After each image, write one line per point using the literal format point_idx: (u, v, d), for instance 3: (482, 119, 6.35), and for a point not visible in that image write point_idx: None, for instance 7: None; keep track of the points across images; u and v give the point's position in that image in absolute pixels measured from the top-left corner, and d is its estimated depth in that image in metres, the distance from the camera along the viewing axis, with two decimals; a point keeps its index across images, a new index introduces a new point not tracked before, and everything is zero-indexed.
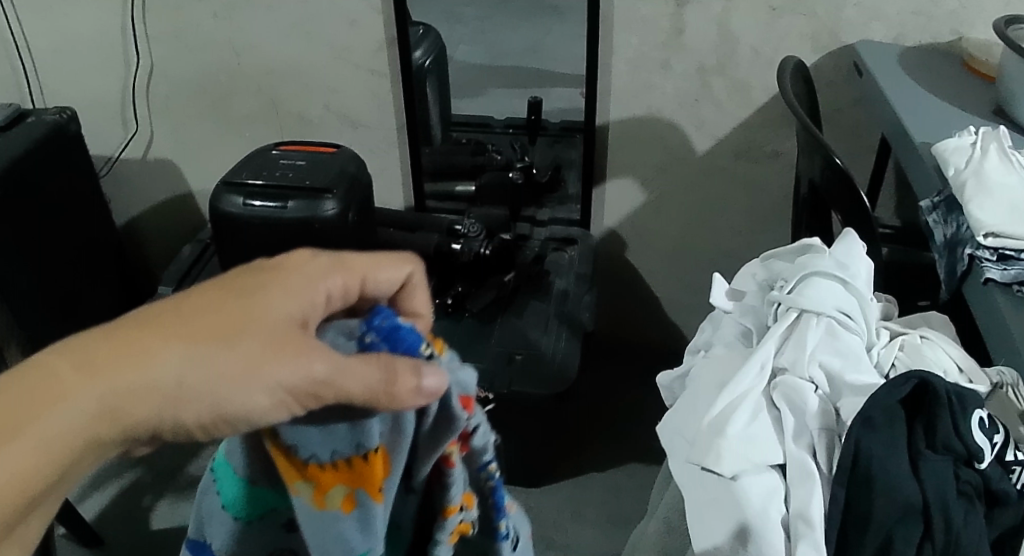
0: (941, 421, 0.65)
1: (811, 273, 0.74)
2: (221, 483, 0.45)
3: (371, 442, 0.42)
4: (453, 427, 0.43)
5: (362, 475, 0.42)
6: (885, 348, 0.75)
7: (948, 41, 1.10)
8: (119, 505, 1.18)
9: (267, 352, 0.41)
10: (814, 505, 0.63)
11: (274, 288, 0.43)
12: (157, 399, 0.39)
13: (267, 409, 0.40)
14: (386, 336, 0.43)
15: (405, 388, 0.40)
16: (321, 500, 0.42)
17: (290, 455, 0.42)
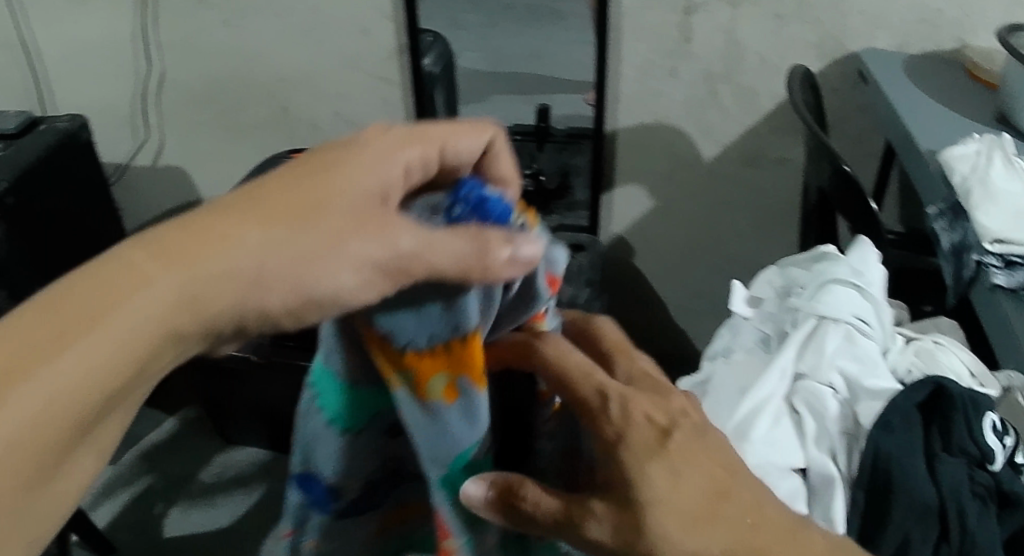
0: (956, 424, 0.67)
1: (829, 280, 0.76)
2: (322, 399, 0.54)
3: (467, 326, 0.48)
4: (536, 301, 0.51)
5: (460, 359, 0.49)
6: (900, 353, 0.77)
7: (951, 49, 1.12)
8: (130, 515, 1.20)
9: (347, 228, 0.46)
10: (835, 507, 0.65)
11: (352, 164, 0.48)
12: (240, 281, 0.44)
13: (358, 285, 0.46)
14: (472, 208, 0.48)
15: (496, 259, 0.45)
16: (426, 387, 0.49)
17: (394, 345, 0.49)
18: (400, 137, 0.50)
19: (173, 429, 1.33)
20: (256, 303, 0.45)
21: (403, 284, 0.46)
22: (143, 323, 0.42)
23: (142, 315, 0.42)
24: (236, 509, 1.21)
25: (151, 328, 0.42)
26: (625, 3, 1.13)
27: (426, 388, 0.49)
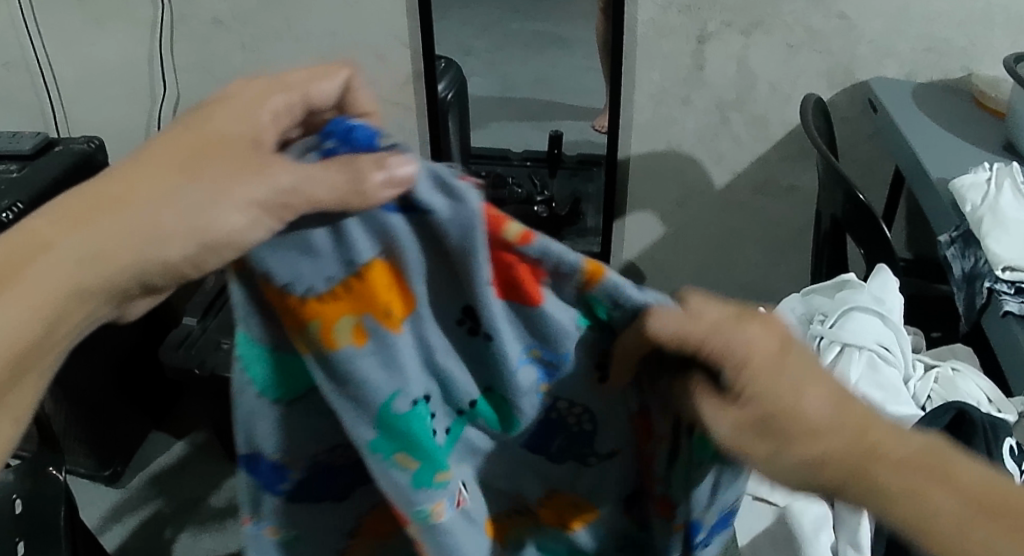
0: (975, 448, 0.67)
1: (851, 308, 0.77)
2: (248, 366, 0.39)
3: (359, 261, 0.36)
4: (472, 223, 0.35)
5: (366, 297, 0.37)
6: (920, 381, 0.78)
7: (958, 77, 1.14)
8: (140, 538, 1.20)
9: (221, 179, 0.37)
10: (861, 532, 0.64)
11: (216, 113, 0.39)
12: (113, 260, 0.37)
13: (247, 227, 0.36)
14: (344, 139, 0.36)
15: (373, 183, 0.34)
16: (331, 338, 0.37)
17: (272, 296, 0.37)
18: (250, 82, 0.41)
19: (182, 452, 1.33)
20: (152, 260, 0.37)
21: (286, 221, 0.35)
22: (38, 285, 0.37)
23: (29, 285, 0.37)
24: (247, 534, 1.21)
25: (31, 287, 0.37)
26: (638, 31, 1.15)
27: (325, 347, 0.37)
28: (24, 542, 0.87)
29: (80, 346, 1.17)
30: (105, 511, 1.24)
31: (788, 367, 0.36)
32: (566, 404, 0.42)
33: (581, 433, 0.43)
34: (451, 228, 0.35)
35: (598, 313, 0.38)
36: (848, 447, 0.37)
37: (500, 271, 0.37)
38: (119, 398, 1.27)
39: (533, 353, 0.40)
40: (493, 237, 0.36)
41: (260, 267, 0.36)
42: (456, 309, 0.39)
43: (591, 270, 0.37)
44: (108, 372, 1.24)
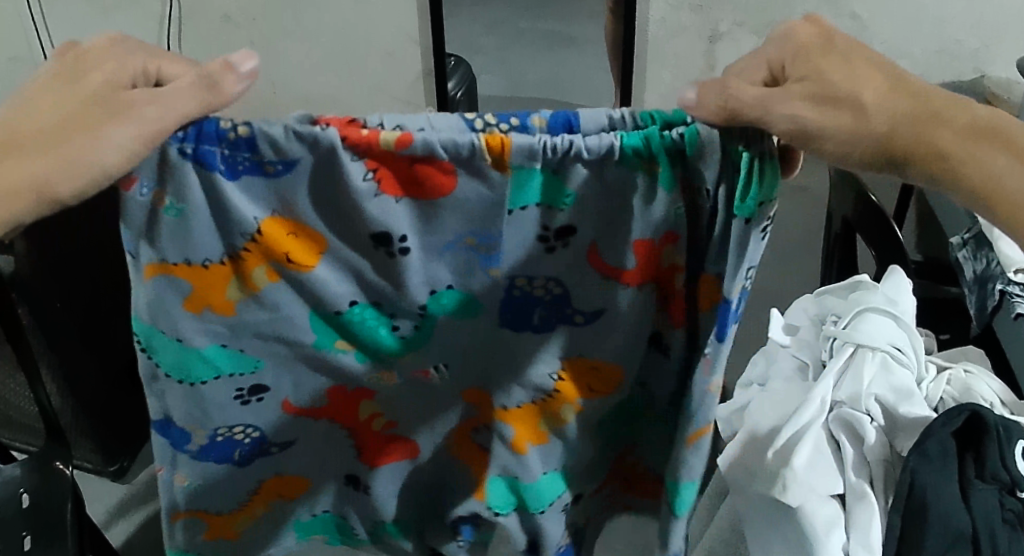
0: (990, 453, 0.66)
1: (864, 309, 0.76)
2: (156, 350, 0.57)
3: (255, 223, 0.50)
4: (326, 145, 0.46)
5: (270, 249, 0.52)
6: (932, 382, 0.76)
7: (971, 79, 1.13)
8: (147, 533, 1.22)
9: (99, 119, 0.47)
10: (873, 532, 0.66)
11: (98, 66, 0.49)
12: (32, 180, 0.48)
13: (118, 162, 0.47)
14: (250, 145, 0.47)
15: (228, 83, 0.48)
16: (254, 282, 0.54)
17: (185, 266, 0.52)
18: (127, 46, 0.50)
19: None
20: (48, 194, 0.48)
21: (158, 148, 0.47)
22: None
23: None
24: None
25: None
26: (649, 30, 1.15)
27: (249, 279, 0.53)
28: (30, 538, 0.88)
29: (85, 341, 1.17)
30: (111, 507, 1.27)
31: (831, 50, 0.50)
32: (517, 274, 0.53)
33: (557, 299, 0.54)
34: (328, 164, 0.47)
35: (508, 207, 0.49)
36: (903, 115, 0.48)
37: (387, 183, 0.48)
38: (130, 393, 1.28)
39: (461, 237, 0.51)
40: (376, 149, 0.47)
41: (170, 248, 0.52)
42: (365, 232, 0.50)
43: (493, 143, 0.46)
44: (118, 369, 1.24)
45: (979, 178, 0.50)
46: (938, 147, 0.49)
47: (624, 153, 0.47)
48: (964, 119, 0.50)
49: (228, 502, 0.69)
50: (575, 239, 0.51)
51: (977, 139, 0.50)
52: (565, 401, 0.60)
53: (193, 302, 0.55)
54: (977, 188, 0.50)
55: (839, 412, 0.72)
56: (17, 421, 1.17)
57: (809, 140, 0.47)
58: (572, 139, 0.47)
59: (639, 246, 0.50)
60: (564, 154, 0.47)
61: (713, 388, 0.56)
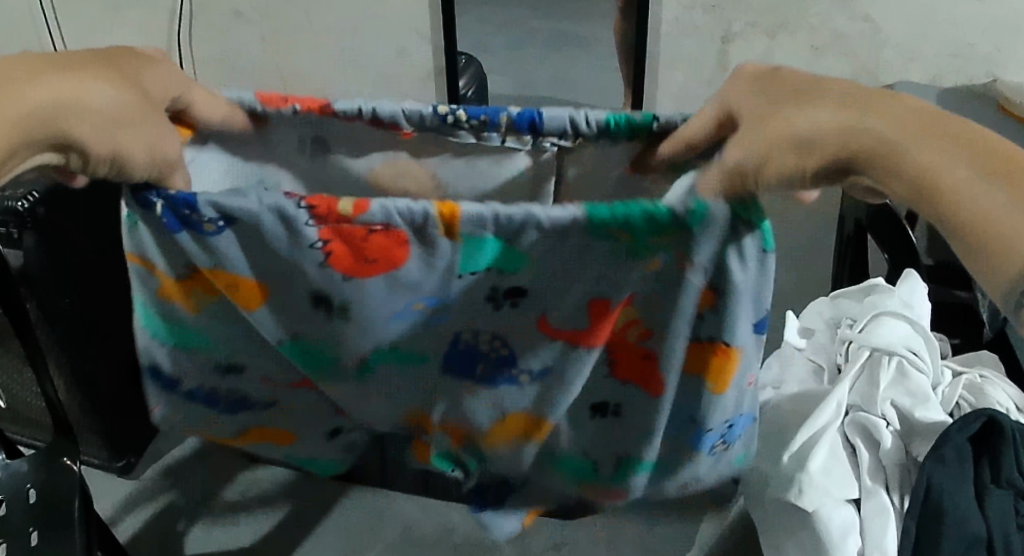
0: (1005, 457, 0.66)
1: (881, 313, 0.75)
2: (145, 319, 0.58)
3: (203, 263, 0.53)
4: (296, 221, 0.49)
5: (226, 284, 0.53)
6: (948, 387, 0.75)
7: (984, 82, 1.12)
8: (153, 530, 1.22)
9: (150, 121, 0.54)
10: (889, 538, 0.66)
11: (149, 71, 0.56)
12: (97, 119, 0.49)
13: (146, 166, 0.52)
14: (191, 203, 0.50)
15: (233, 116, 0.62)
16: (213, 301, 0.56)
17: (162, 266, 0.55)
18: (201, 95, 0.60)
19: (196, 446, 1.33)
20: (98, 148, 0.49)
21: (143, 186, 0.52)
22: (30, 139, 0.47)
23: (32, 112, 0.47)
24: (258, 529, 1.22)
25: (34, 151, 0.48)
26: (663, 30, 1.14)
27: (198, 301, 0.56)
28: (37, 533, 0.87)
29: (96, 337, 1.17)
30: (118, 502, 1.26)
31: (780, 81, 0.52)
32: (482, 296, 0.52)
33: (501, 358, 0.54)
34: (272, 234, 0.50)
35: (458, 272, 0.50)
36: (843, 120, 0.44)
37: (337, 260, 0.50)
38: (135, 389, 1.27)
39: (405, 298, 0.52)
40: (331, 216, 0.49)
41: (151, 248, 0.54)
42: (307, 292, 0.52)
43: (445, 211, 0.48)
44: (122, 363, 1.23)
45: (916, 174, 0.40)
46: (878, 133, 0.42)
47: (591, 227, 0.47)
48: (924, 120, 0.42)
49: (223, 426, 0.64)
50: (525, 300, 0.52)
51: (933, 137, 0.41)
52: (505, 432, 0.58)
53: (165, 294, 0.56)
54: (924, 193, 0.40)
55: (853, 415, 0.72)
56: (25, 415, 1.17)
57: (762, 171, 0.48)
58: (495, 211, 0.47)
59: (594, 305, 0.51)
60: (499, 230, 0.48)
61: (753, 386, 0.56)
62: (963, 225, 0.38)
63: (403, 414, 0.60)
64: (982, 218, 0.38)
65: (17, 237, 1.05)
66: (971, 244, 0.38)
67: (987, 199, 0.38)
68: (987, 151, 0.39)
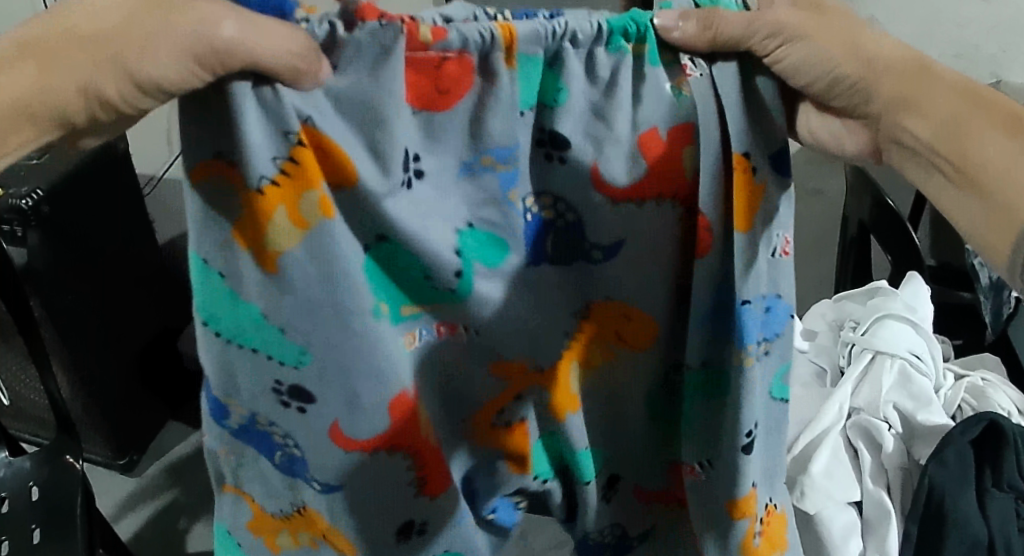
0: (1007, 461, 0.65)
1: (884, 315, 0.75)
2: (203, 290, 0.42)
3: (292, 133, 0.39)
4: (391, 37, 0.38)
5: (315, 171, 0.40)
6: (950, 390, 0.75)
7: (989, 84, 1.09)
8: (155, 527, 1.22)
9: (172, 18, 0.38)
10: (889, 541, 0.66)
11: None
12: (113, 48, 0.39)
13: (178, 79, 0.38)
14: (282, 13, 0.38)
15: None
16: (301, 218, 0.40)
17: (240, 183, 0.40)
18: (292, 33, 0.37)
19: (198, 442, 1.34)
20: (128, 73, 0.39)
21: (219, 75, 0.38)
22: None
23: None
24: None
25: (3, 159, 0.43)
26: None
27: (296, 215, 0.40)
28: (41, 531, 0.87)
29: (99, 334, 1.17)
30: (119, 500, 1.26)
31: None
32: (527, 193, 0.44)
33: (568, 227, 0.46)
34: (381, 75, 0.39)
35: (519, 108, 0.41)
36: (900, 58, 0.45)
37: (417, 91, 0.40)
38: (138, 386, 1.27)
39: (477, 155, 0.42)
40: (410, 42, 0.39)
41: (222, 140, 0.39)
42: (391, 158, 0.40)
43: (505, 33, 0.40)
44: (127, 359, 1.24)
45: (944, 124, 0.45)
46: (935, 98, 0.45)
47: (611, 44, 0.41)
48: (951, 77, 0.46)
49: (277, 499, 0.51)
50: (571, 154, 0.43)
51: (963, 96, 0.45)
52: (592, 344, 0.50)
53: (231, 243, 0.41)
54: (953, 136, 0.44)
55: (854, 417, 0.71)
56: (29, 413, 1.17)
57: (788, 41, 0.42)
58: (561, 29, 0.40)
59: (646, 140, 0.43)
60: (559, 49, 0.41)
61: (790, 256, 0.46)
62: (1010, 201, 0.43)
63: (486, 366, 0.50)
64: (1003, 168, 0.43)
65: (20, 235, 1.04)
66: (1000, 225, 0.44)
67: (1008, 154, 0.43)
68: (1005, 109, 0.44)
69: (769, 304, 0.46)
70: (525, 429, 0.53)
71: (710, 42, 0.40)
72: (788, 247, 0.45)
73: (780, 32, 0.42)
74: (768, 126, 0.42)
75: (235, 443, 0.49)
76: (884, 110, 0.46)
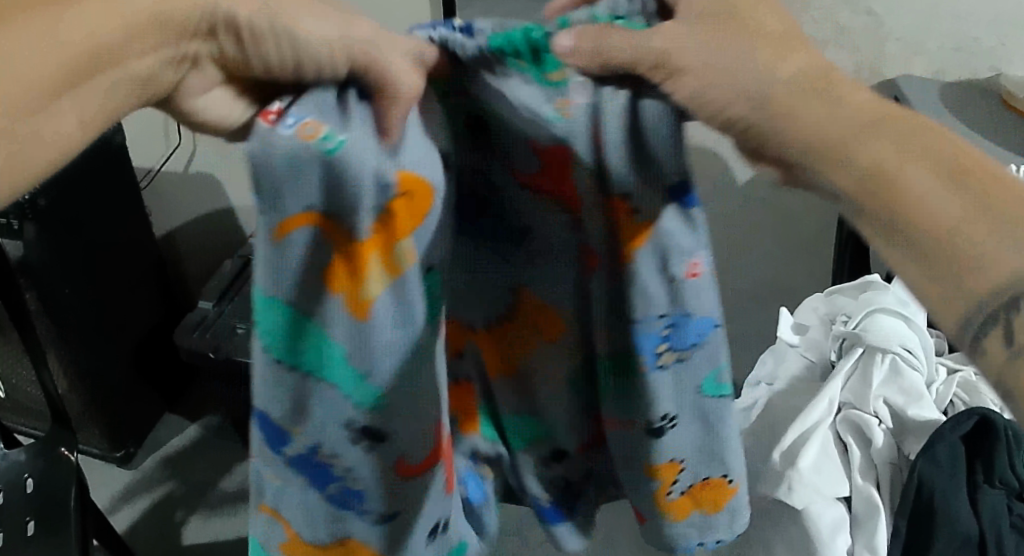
0: (998, 458, 0.65)
1: (875, 309, 0.75)
2: (263, 324, 0.40)
3: (390, 178, 0.37)
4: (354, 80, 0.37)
5: (409, 207, 0.39)
6: (943, 384, 0.75)
7: (987, 78, 1.03)
8: (152, 520, 1.22)
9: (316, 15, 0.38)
10: (878, 536, 0.66)
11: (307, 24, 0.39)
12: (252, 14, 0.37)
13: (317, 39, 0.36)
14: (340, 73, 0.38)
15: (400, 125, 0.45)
16: (393, 260, 0.39)
17: (335, 226, 0.38)
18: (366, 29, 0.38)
19: (195, 435, 1.34)
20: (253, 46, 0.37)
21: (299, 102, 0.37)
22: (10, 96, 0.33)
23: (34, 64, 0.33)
24: None
25: (22, 121, 0.33)
26: None
27: (391, 257, 0.39)
28: (35, 522, 0.87)
29: (96, 328, 1.17)
30: (116, 492, 1.26)
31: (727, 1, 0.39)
32: (464, 168, 0.43)
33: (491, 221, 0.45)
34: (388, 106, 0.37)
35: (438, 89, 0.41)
36: (801, 74, 0.37)
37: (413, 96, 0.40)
38: (134, 379, 1.28)
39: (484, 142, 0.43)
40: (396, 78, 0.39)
41: (290, 192, 0.36)
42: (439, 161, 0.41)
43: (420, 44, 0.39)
44: (124, 354, 1.24)
45: (862, 175, 0.34)
46: (858, 138, 0.34)
47: (506, 63, 0.38)
48: (878, 115, 0.35)
49: (318, 528, 0.47)
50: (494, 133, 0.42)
51: (894, 135, 0.34)
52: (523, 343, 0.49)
53: (326, 279, 0.39)
54: (880, 190, 0.33)
55: (843, 413, 0.71)
56: (24, 405, 1.17)
57: (670, 74, 0.37)
58: (445, 32, 0.39)
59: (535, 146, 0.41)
60: (445, 36, 0.39)
61: (703, 277, 0.43)
62: (959, 264, 0.31)
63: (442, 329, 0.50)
64: (940, 221, 0.32)
65: (17, 228, 1.04)
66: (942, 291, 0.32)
67: (946, 198, 0.32)
68: (953, 149, 0.33)
69: (675, 322, 0.44)
70: (467, 389, 0.53)
71: (602, 67, 0.37)
72: (698, 269, 0.42)
73: (657, 70, 0.37)
74: (661, 159, 0.39)
75: (283, 473, 0.46)
76: (796, 155, 0.36)
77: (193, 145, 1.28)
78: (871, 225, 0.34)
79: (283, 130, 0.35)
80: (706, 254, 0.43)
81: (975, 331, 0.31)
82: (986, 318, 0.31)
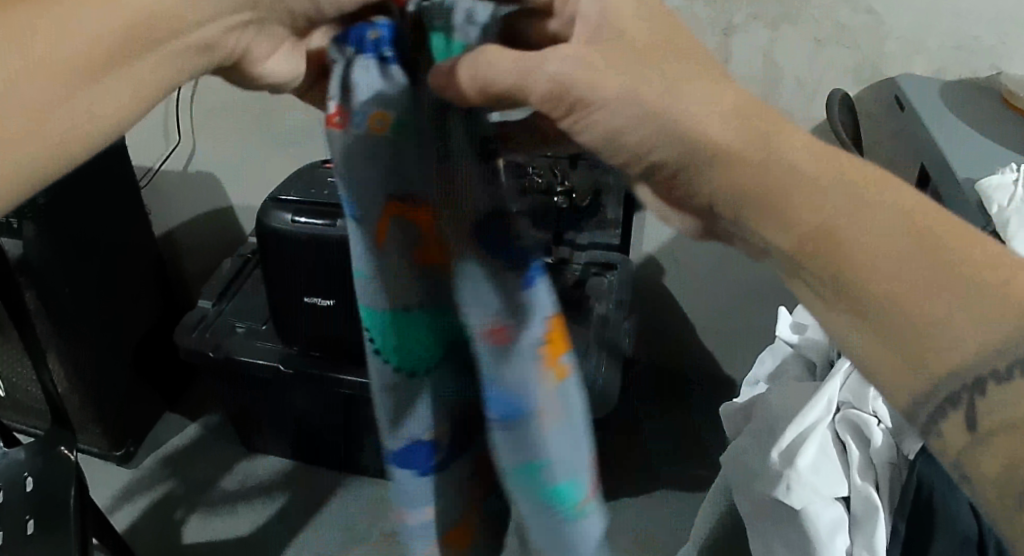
0: None
1: None
2: (376, 333, 0.51)
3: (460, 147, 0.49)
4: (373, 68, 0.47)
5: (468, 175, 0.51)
6: None
7: (987, 77, 1.02)
8: (151, 519, 1.22)
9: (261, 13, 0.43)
10: (878, 538, 0.65)
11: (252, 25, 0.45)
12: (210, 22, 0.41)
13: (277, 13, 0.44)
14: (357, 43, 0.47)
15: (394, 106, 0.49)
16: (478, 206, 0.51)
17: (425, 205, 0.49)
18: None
19: (195, 435, 1.34)
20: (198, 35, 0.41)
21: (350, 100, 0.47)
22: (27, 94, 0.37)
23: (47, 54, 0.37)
24: (257, 518, 1.22)
25: (42, 118, 0.37)
26: None
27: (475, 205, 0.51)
28: (34, 521, 0.87)
29: (96, 327, 1.18)
30: (116, 491, 1.26)
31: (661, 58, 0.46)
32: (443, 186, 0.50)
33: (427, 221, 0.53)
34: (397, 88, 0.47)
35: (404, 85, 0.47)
36: (809, 151, 0.42)
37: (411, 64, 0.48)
38: (134, 378, 1.28)
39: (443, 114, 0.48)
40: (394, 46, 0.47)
41: (371, 182, 0.47)
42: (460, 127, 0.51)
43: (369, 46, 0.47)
44: (124, 353, 1.24)
45: (807, 240, 0.41)
46: (819, 204, 0.41)
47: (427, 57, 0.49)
48: (865, 178, 0.41)
49: (452, 511, 0.56)
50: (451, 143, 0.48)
51: (842, 198, 0.41)
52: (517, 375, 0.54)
53: (426, 256, 0.50)
54: (832, 254, 0.40)
55: (841, 412, 0.70)
56: (24, 404, 1.17)
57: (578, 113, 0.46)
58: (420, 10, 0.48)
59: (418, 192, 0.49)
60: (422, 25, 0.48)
61: (500, 343, 0.49)
62: (896, 318, 0.38)
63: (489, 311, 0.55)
64: (893, 297, 0.38)
65: (17, 228, 1.04)
66: (917, 354, 0.38)
67: (904, 273, 0.38)
68: (896, 215, 0.40)
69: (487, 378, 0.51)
70: None
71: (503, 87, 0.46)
72: (491, 334, 0.49)
73: (576, 103, 0.46)
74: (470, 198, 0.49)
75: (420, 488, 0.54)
76: (737, 211, 0.44)
77: (192, 144, 1.28)
78: (829, 292, 0.41)
79: (357, 126, 0.47)
80: (503, 320, 0.49)
81: (935, 410, 0.39)
82: (946, 405, 0.38)
